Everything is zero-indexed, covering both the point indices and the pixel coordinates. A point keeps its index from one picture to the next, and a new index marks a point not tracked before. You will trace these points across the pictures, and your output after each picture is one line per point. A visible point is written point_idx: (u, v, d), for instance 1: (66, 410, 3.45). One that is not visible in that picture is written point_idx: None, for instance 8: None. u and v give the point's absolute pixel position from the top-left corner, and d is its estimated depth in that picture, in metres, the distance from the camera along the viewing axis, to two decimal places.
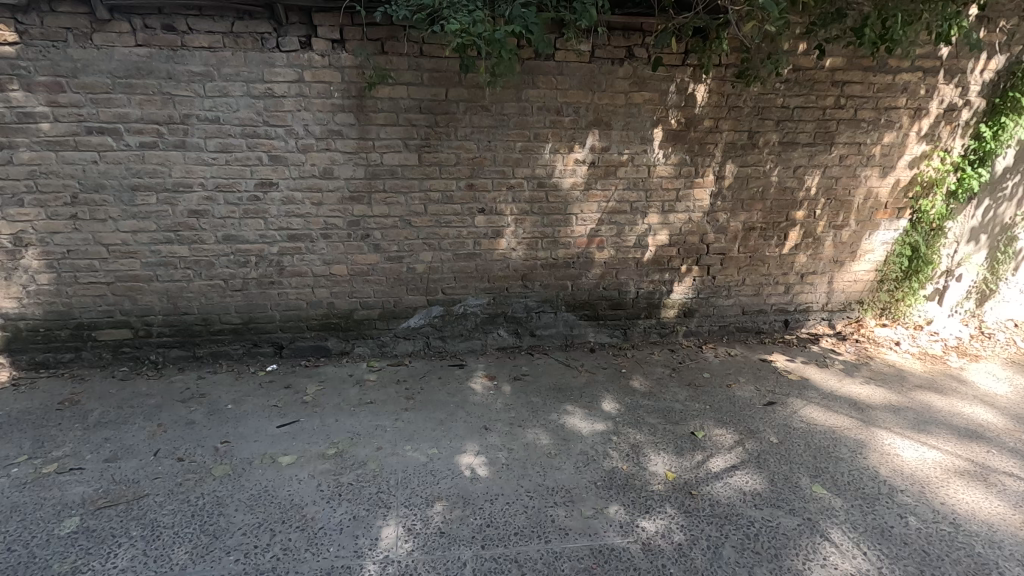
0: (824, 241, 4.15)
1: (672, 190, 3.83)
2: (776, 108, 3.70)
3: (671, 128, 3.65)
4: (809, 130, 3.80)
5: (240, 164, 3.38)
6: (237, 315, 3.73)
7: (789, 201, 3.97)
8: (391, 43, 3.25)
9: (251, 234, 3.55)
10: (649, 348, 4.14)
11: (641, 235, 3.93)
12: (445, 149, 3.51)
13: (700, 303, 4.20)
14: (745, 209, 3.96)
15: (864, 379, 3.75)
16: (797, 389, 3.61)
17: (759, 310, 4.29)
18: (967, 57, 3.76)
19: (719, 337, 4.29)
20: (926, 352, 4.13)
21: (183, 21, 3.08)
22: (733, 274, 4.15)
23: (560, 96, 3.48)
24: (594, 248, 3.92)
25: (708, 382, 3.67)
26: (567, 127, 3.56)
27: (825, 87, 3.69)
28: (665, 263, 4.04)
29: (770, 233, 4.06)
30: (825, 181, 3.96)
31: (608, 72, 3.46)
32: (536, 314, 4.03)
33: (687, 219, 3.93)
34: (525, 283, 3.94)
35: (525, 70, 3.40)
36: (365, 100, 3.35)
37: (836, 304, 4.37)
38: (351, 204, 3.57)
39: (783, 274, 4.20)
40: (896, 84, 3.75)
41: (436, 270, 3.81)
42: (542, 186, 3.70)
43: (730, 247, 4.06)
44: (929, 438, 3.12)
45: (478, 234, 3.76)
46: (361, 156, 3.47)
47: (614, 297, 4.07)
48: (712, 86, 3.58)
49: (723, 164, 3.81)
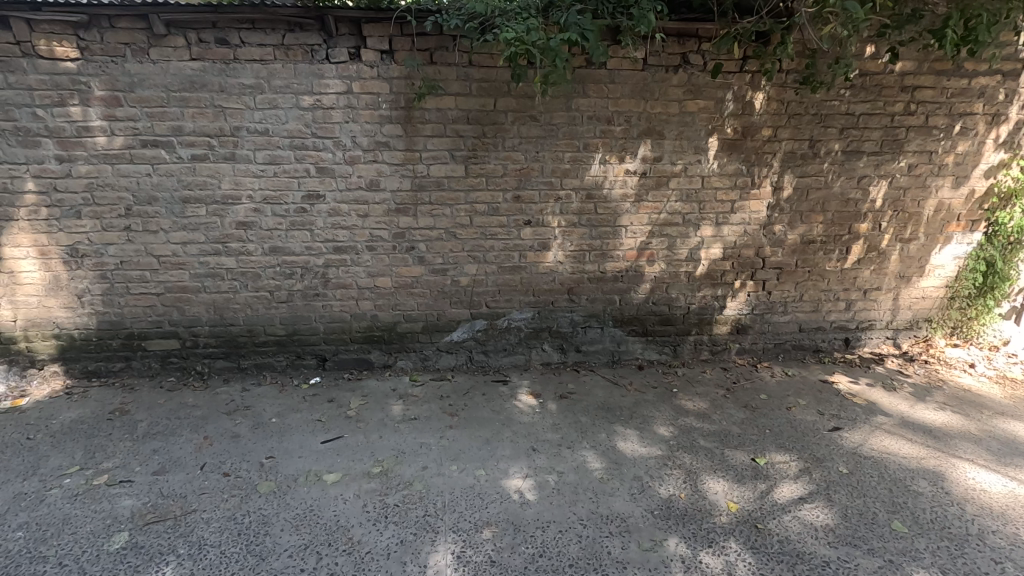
0: (890, 255, 3.91)
1: (727, 202, 3.67)
2: (840, 115, 3.50)
3: (726, 138, 3.50)
4: (876, 138, 3.58)
5: (288, 176, 3.37)
6: (282, 327, 3.72)
7: (852, 212, 3.75)
8: (441, 53, 3.20)
9: (297, 246, 3.53)
10: (700, 366, 3.95)
11: (693, 249, 3.77)
12: (492, 160, 3.44)
13: (754, 320, 4.00)
14: (805, 222, 3.75)
15: (938, 405, 3.48)
16: (864, 414, 3.38)
17: (818, 327, 4.06)
18: None
19: (774, 355, 4.07)
20: (1004, 376, 3.83)
21: (236, 35, 3.10)
22: (790, 290, 3.93)
23: (612, 105, 3.37)
24: (643, 261, 3.77)
25: (766, 405, 3.46)
26: (618, 136, 3.44)
27: (893, 92, 3.48)
28: (718, 278, 3.86)
29: (830, 247, 3.84)
30: (892, 192, 3.73)
31: (662, 80, 3.34)
32: (582, 329, 3.90)
33: (742, 231, 3.75)
34: (571, 297, 3.82)
35: (576, 79, 3.30)
36: (412, 110, 3.30)
37: (902, 322, 4.11)
38: (396, 216, 3.52)
39: (845, 289, 3.97)
40: (973, 88, 3.51)
41: (481, 283, 3.73)
42: (590, 198, 3.58)
43: (788, 261, 3.85)
44: (1018, 473, 2.85)
45: (524, 246, 3.66)
46: (407, 168, 3.42)
47: (663, 313, 3.92)
48: (772, 93, 3.42)
49: (782, 175, 3.62)
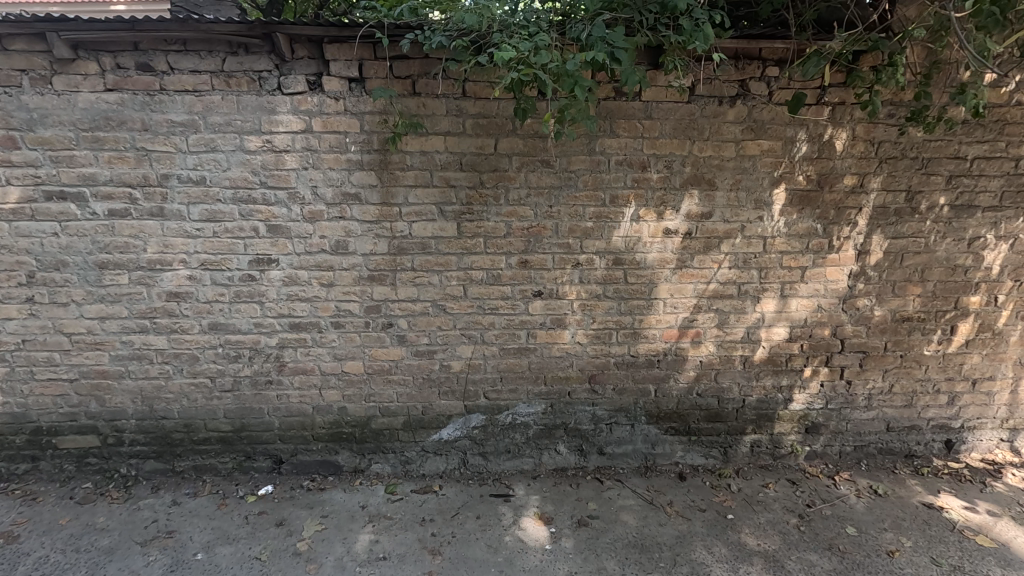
0: (1009, 337, 3.01)
1: (796, 269, 2.83)
2: (948, 159, 2.68)
3: (797, 188, 2.69)
4: (994, 188, 2.74)
5: (231, 236, 2.64)
6: (227, 422, 2.95)
7: (960, 283, 2.88)
8: (425, 80, 2.48)
9: (243, 323, 2.78)
10: (759, 476, 3.07)
11: (751, 327, 2.93)
12: (491, 217, 2.67)
13: (829, 416, 3.11)
14: (898, 295, 2.89)
15: None
16: (999, 567, 2.45)
17: (912, 427, 3.15)
18: None
19: (855, 462, 3.16)
20: None
21: (163, 59, 2.42)
22: (876, 379, 3.05)
23: (647, 146, 2.59)
24: (686, 343, 2.94)
25: (858, 548, 2.55)
26: (655, 186, 2.66)
27: (1018, 130, 2.65)
28: (783, 364, 3.01)
29: (931, 326, 2.96)
30: (1014, 257, 2.86)
31: (713, 115, 2.56)
32: (606, 427, 3.06)
33: (815, 306, 2.90)
34: (592, 387, 2.99)
35: (602, 114, 2.54)
36: (389, 154, 2.57)
37: (1021, 420, 3.19)
38: (369, 286, 2.76)
39: (947, 379, 3.08)
40: None
41: (478, 368, 2.92)
42: (619, 263, 2.78)
43: (875, 343, 2.98)
44: None
45: (533, 323, 2.87)
46: (383, 226, 2.67)
47: (711, 407, 3.06)
48: (858, 131, 2.61)
49: (869, 235, 2.78)
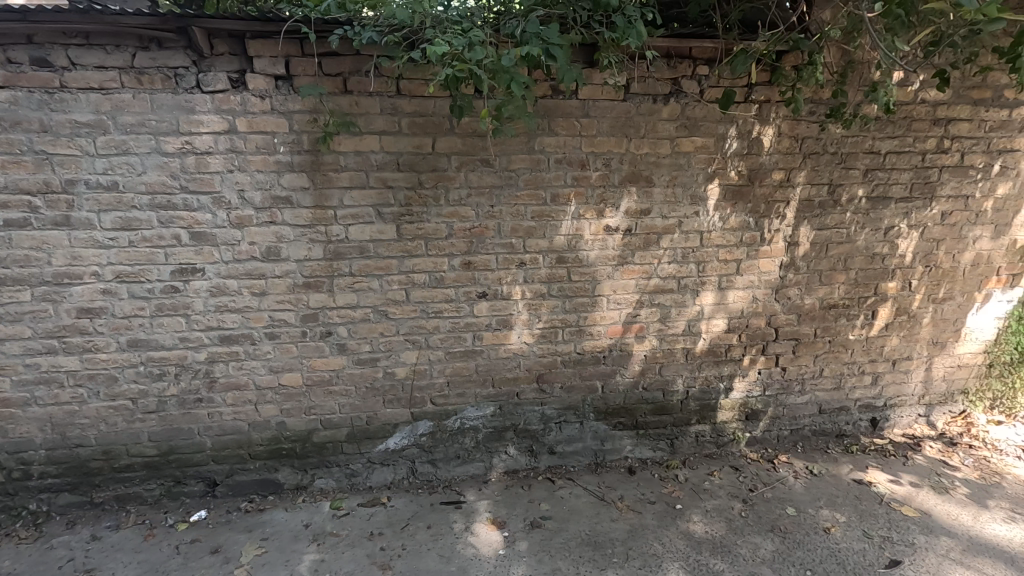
0: (922, 319, 3.24)
1: (731, 262, 2.92)
2: (864, 154, 2.84)
3: (729, 184, 2.78)
4: (905, 180, 2.93)
5: (149, 246, 2.45)
6: (152, 446, 2.73)
7: (878, 270, 3.07)
8: (357, 78, 2.39)
9: (167, 338, 2.59)
10: (704, 465, 3.15)
11: (692, 320, 3.00)
12: (431, 218, 2.61)
13: (767, 403, 3.23)
14: (824, 283, 3.05)
15: (1006, 515, 2.77)
16: (923, 535, 2.62)
17: (841, 408, 3.33)
18: None
19: (792, 445, 3.31)
20: None
21: (63, 54, 2.21)
22: (808, 364, 3.20)
23: (585, 144, 2.61)
24: (630, 338, 2.98)
25: (798, 527, 2.67)
26: (594, 184, 2.68)
27: (924, 126, 2.84)
28: (723, 354, 3.10)
29: (854, 312, 3.14)
30: (924, 245, 3.07)
31: (648, 113, 2.61)
32: (556, 426, 3.06)
33: (750, 297, 3.01)
34: (541, 387, 2.98)
35: (540, 112, 2.53)
36: (321, 155, 2.46)
37: (935, 395, 3.43)
38: (306, 293, 2.63)
39: (871, 361, 3.27)
40: (1014, 120, 2.92)
41: (424, 374, 2.85)
42: (562, 262, 2.78)
43: (805, 330, 3.12)
44: None
45: (479, 325, 2.82)
46: (318, 230, 2.55)
47: (657, 401, 3.12)
48: (783, 128, 2.73)
49: (796, 227, 2.92)
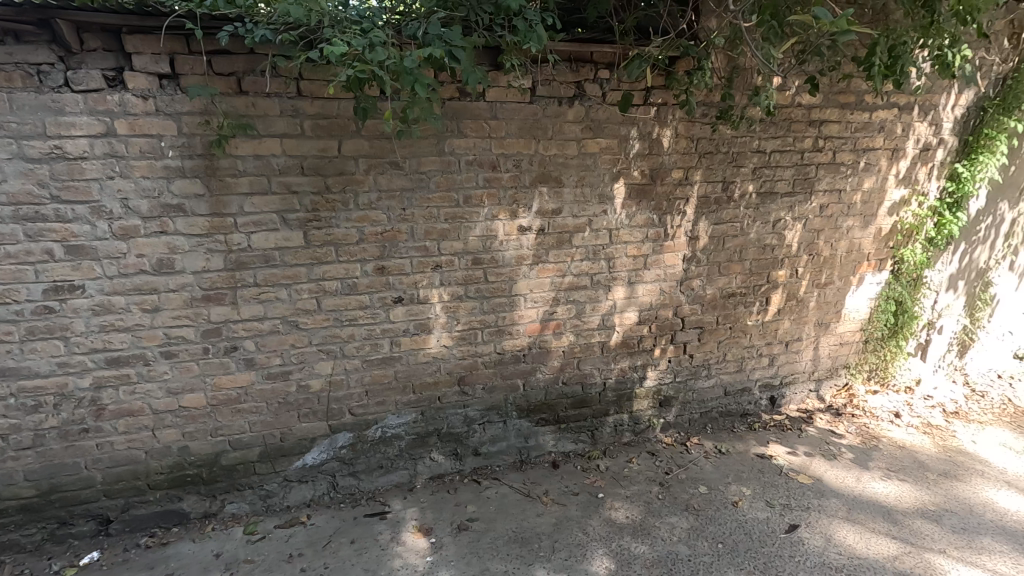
0: (808, 302, 3.55)
1: (639, 257, 3.07)
2: (752, 153, 3.08)
3: (634, 183, 2.91)
4: (788, 177, 3.21)
5: (15, 262, 2.18)
6: (30, 486, 2.44)
7: (769, 260, 3.34)
8: (253, 78, 2.27)
9: (43, 365, 2.32)
10: (623, 453, 3.28)
11: (606, 314, 3.11)
12: (341, 223, 2.52)
13: (678, 389, 3.42)
14: (723, 274, 3.27)
15: (883, 474, 3.12)
16: (816, 499, 2.89)
17: (744, 389, 3.58)
18: (940, 91, 3.38)
19: (702, 427, 3.52)
20: (928, 424, 3.63)
21: None
22: (713, 350, 3.42)
23: (495, 145, 2.63)
24: (548, 335, 3.05)
25: (709, 503, 2.84)
26: (506, 185, 2.71)
27: (801, 127, 3.12)
28: (636, 346, 3.24)
29: (750, 299, 3.39)
30: (807, 235, 3.38)
31: (554, 115, 2.68)
32: (479, 427, 3.06)
33: (658, 290, 3.17)
34: (462, 390, 2.98)
35: (448, 114, 2.52)
36: (216, 159, 2.31)
37: (822, 371, 3.78)
38: (205, 307, 2.46)
39: (767, 344, 3.55)
40: (874, 122, 3.28)
41: (341, 385, 2.75)
42: (478, 263, 2.79)
43: (709, 319, 3.34)
44: (990, 561, 2.51)
45: (396, 331, 2.77)
46: (216, 239, 2.39)
47: (576, 394, 3.21)
48: (680, 129, 2.90)
49: (696, 223, 3.11)
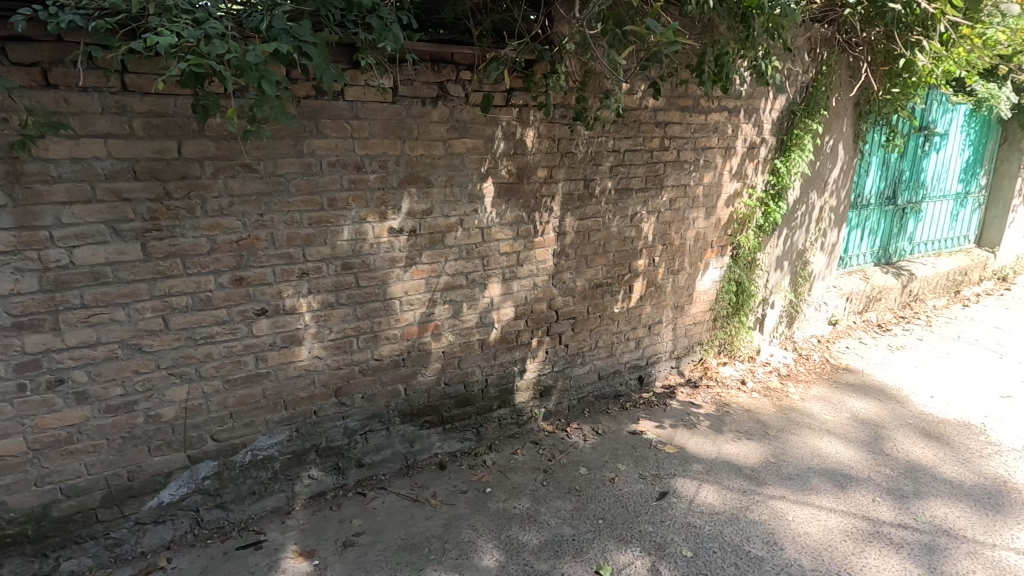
0: (665, 288, 3.89)
1: (512, 254, 3.15)
2: (608, 152, 3.30)
3: (502, 182, 2.98)
4: (641, 174, 3.48)
5: None
6: None
7: (629, 251, 3.60)
8: (63, 70, 1.97)
9: None
10: (508, 446, 3.35)
11: (483, 312, 3.16)
12: (186, 232, 2.29)
13: (556, 378, 3.57)
14: (590, 266, 3.47)
15: (734, 435, 3.53)
16: (681, 465, 3.19)
17: (615, 372, 3.84)
18: (759, 97, 3.87)
19: (580, 411, 3.71)
20: (767, 388, 4.17)
21: None
22: (585, 338, 3.62)
23: (358, 146, 2.55)
24: (427, 337, 3.02)
25: (590, 483, 3.01)
26: (373, 187, 2.63)
27: (649, 128, 3.41)
28: (514, 340, 3.33)
29: (616, 288, 3.64)
30: (660, 227, 3.70)
31: (419, 115, 2.65)
32: (361, 437, 2.96)
33: (532, 285, 3.28)
34: (340, 401, 2.85)
35: (304, 113, 2.39)
36: (20, 163, 1.97)
37: (681, 350, 4.17)
38: (18, 337, 2.10)
39: (632, 328, 3.83)
40: (709, 123, 3.67)
41: (200, 410, 2.51)
42: (348, 268, 2.69)
43: (580, 309, 3.52)
44: (817, 498, 2.96)
45: (261, 346, 2.57)
46: (27, 257, 2.05)
47: (459, 393, 3.22)
48: (542, 130, 3.02)
49: (563, 219, 3.26)
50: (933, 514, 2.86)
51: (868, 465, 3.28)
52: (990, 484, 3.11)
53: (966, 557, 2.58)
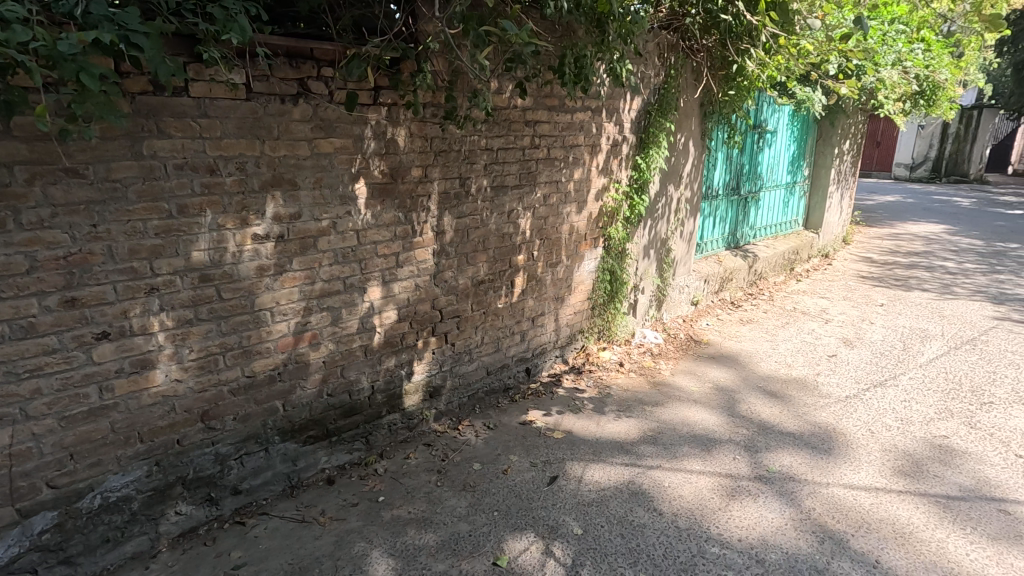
0: (545, 281, 4.04)
1: (390, 256, 3.08)
2: (481, 151, 3.34)
3: (375, 182, 2.90)
4: (514, 171, 3.57)
5: None
6: None
7: (509, 247, 3.69)
8: None
9: None
10: (400, 451, 3.29)
11: (364, 317, 3.06)
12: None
13: (445, 377, 3.56)
14: (471, 263, 3.50)
15: (615, 414, 3.77)
16: (569, 449, 3.34)
17: (503, 365, 3.91)
18: (618, 97, 4.14)
19: (472, 408, 3.73)
20: (642, 367, 4.49)
21: None
22: (472, 336, 3.65)
23: (210, 147, 2.34)
24: (305, 347, 2.86)
25: (483, 477, 3.05)
26: (231, 191, 2.43)
27: (519, 126, 3.51)
28: (399, 343, 3.27)
29: (498, 284, 3.71)
30: (536, 222, 3.83)
31: (278, 114, 2.50)
32: (236, 462, 2.73)
33: (414, 285, 3.24)
34: (209, 425, 2.61)
35: (140, 111, 2.15)
36: None
37: (564, 339, 4.36)
38: None
39: (517, 322, 3.93)
40: (575, 122, 3.86)
41: (31, 455, 2.16)
42: (207, 280, 2.46)
43: (464, 307, 3.54)
44: (689, 463, 3.25)
45: (106, 374, 2.28)
46: None
47: (344, 403, 3.09)
48: (413, 129, 2.98)
49: (441, 218, 3.25)
50: (781, 463, 3.27)
51: (728, 427, 3.66)
52: (823, 431, 3.62)
53: (808, 496, 2.99)
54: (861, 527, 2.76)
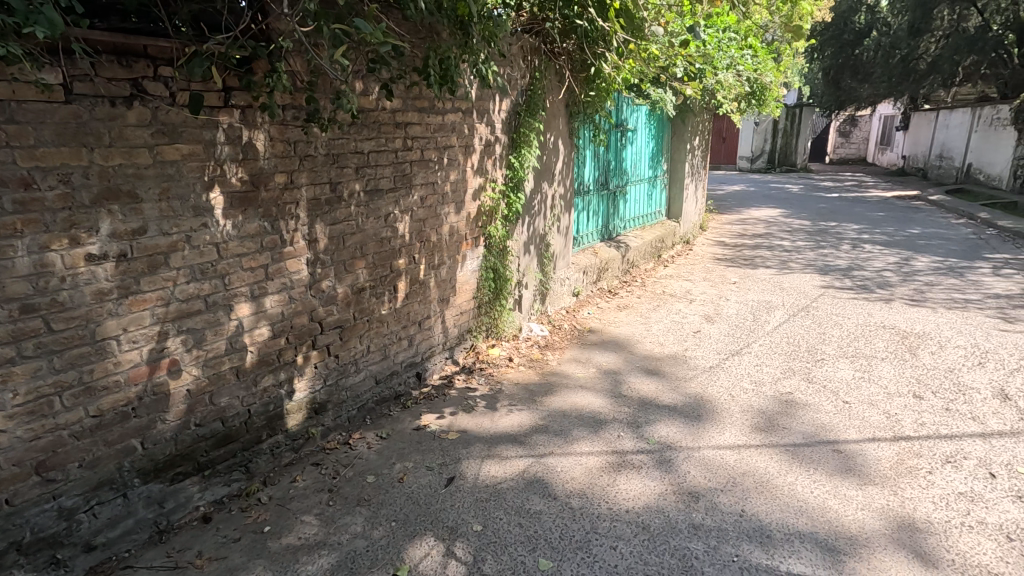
0: (429, 283, 4.01)
1: (258, 269, 2.88)
2: (351, 154, 3.23)
3: (233, 191, 2.69)
4: (388, 175, 3.50)
5: None
6: None
7: (388, 251, 3.61)
8: None
9: None
10: (286, 475, 3.09)
11: (233, 336, 2.83)
12: None
13: (330, 392, 3.41)
14: (350, 271, 3.38)
15: (508, 408, 3.85)
16: (464, 448, 3.36)
17: (392, 373, 3.83)
18: (488, 99, 4.23)
19: (363, 420, 3.61)
20: (530, 360, 4.63)
21: None
22: (356, 345, 3.52)
23: (22, 157, 2.03)
24: (164, 376, 2.59)
25: (379, 489, 2.97)
26: (53, 207, 2.13)
27: (389, 128, 3.44)
28: (276, 361, 3.07)
29: (380, 290, 3.62)
30: (415, 225, 3.79)
31: (108, 117, 2.23)
32: (88, 514, 2.40)
33: (287, 298, 3.06)
34: (48, 477, 2.27)
35: None
36: None
37: (453, 339, 4.36)
38: None
39: (403, 327, 3.86)
40: (446, 123, 3.88)
41: None
42: (31, 311, 2.13)
43: (345, 317, 3.41)
44: (579, 445, 3.42)
45: None
46: None
47: (216, 432, 2.84)
48: (273, 133, 2.81)
49: (312, 226, 3.10)
50: (659, 434, 3.55)
51: (613, 407, 3.90)
52: (693, 400, 3.98)
53: (684, 461, 3.27)
54: (728, 481, 3.09)
